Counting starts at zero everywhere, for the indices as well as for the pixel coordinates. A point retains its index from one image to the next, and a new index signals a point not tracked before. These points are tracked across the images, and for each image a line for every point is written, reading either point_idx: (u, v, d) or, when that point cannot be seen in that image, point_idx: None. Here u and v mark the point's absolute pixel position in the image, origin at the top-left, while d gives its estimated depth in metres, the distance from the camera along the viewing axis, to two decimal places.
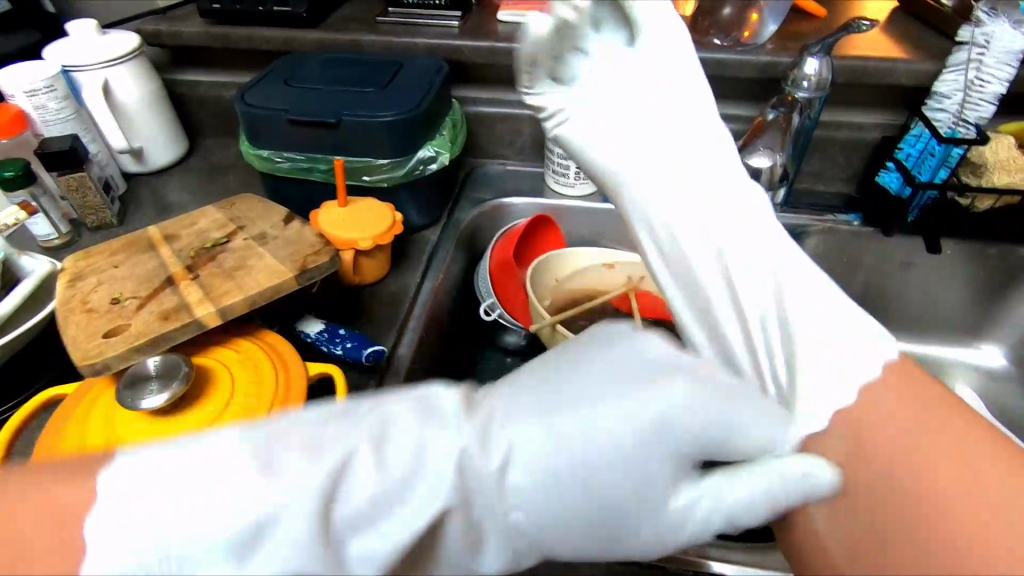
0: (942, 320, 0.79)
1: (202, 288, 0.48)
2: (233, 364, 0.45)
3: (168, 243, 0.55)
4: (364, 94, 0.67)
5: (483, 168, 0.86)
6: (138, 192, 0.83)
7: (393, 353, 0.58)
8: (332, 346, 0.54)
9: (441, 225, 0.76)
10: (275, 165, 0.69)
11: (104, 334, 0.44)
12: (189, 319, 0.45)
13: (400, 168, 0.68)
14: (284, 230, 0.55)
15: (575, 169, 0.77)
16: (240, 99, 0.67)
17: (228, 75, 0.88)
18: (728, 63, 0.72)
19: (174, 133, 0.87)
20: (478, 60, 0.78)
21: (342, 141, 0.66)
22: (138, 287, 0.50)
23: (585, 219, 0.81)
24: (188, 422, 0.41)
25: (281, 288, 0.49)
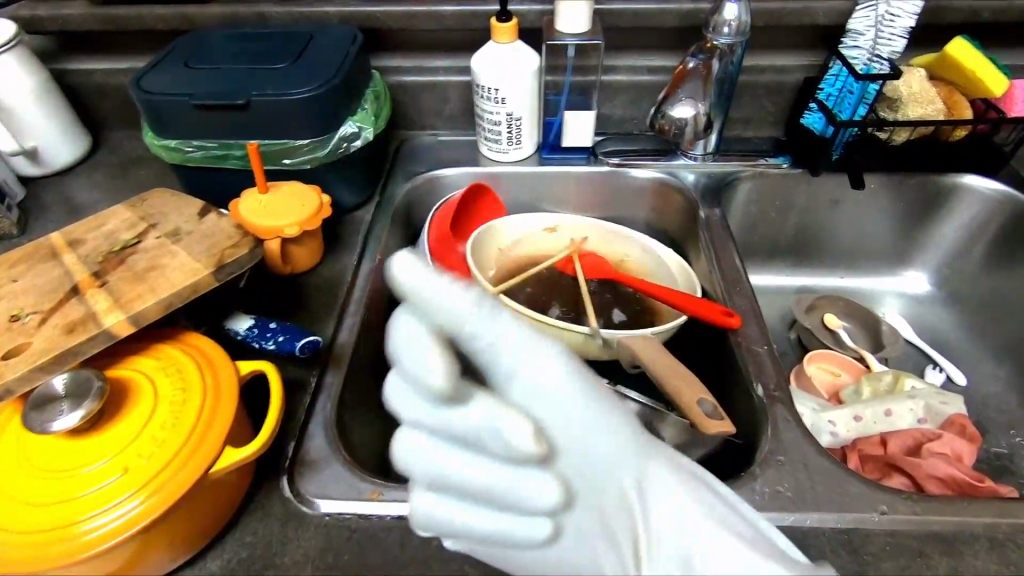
0: (869, 252, 0.83)
1: (111, 295, 0.44)
2: (156, 372, 0.42)
3: (72, 249, 0.54)
4: (272, 71, 0.63)
5: (412, 141, 0.83)
6: (41, 196, 0.77)
7: (334, 340, 0.57)
8: (264, 341, 0.51)
9: (374, 203, 0.73)
10: (186, 154, 0.64)
11: (3, 356, 0.39)
12: (98, 329, 0.40)
13: (322, 148, 0.64)
14: (198, 224, 0.53)
15: (506, 133, 0.75)
16: (136, 85, 0.62)
17: (125, 60, 0.81)
18: (650, 12, 0.71)
19: (74, 129, 0.80)
20: (394, 25, 0.74)
21: (256, 123, 0.62)
22: (40, 301, 0.46)
23: (524, 184, 0.80)
24: (108, 435, 0.38)
25: (199, 287, 0.44)
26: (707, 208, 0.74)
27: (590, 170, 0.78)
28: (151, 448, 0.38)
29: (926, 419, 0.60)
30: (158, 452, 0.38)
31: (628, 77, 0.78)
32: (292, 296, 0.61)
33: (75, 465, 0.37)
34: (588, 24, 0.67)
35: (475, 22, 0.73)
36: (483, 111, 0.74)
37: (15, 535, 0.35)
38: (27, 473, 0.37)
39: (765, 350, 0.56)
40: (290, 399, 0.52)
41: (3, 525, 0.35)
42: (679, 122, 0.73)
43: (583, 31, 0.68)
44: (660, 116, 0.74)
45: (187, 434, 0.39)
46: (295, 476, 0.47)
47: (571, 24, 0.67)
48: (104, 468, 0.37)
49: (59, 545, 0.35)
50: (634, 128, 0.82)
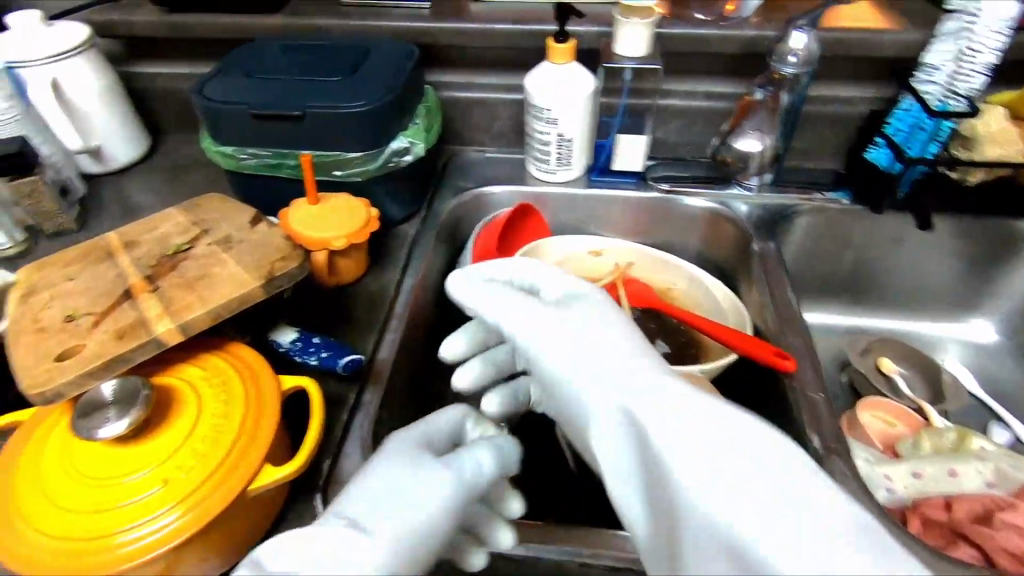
0: (931, 295, 0.79)
1: (162, 302, 0.44)
2: (201, 381, 0.42)
3: (127, 251, 0.55)
4: (330, 83, 0.63)
5: (460, 157, 0.83)
6: (100, 194, 0.79)
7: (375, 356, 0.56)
8: (306, 356, 0.52)
9: (420, 217, 0.73)
10: (240, 161, 0.65)
11: (56, 357, 0.40)
12: (148, 336, 0.40)
13: (372, 161, 0.64)
14: (249, 233, 0.53)
15: (556, 154, 0.74)
16: (197, 92, 0.63)
17: (188, 66, 0.84)
18: (711, 38, 0.69)
19: (135, 130, 0.82)
20: (450, 41, 0.74)
21: (310, 134, 0.62)
22: (94, 303, 0.46)
23: (570, 206, 0.79)
24: (151, 445, 0.38)
25: (247, 299, 0.44)
26: (761, 241, 0.71)
27: (639, 195, 0.76)
28: (193, 459, 0.38)
29: (994, 482, 0.56)
30: (198, 465, 0.37)
31: (683, 102, 0.76)
32: (333, 309, 0.61)
33: (118, 473, 0.37)
34: (647, 48, 0.66)
35: (529, 41, 0.73)
36: (533, 130, 0.73)
37: (58, 542, 0.35)
38: (72, 478, 0.37)
39: (821, 397, 0.53)
40: (328, 415, 0.51)
41: (47, 530, 0.35)
42: (745, 155, 0.73)
43: (642, 54, 0.66)
44: (724, 149, 0.74)
45: (227, 448, 0.38)
46: (329, 495, 0.46)
47: (628, 46, 0.65)
48: (145, 478, 0.37)
49: (99, 554, 0.35)
50: (687, 153, 0.80)
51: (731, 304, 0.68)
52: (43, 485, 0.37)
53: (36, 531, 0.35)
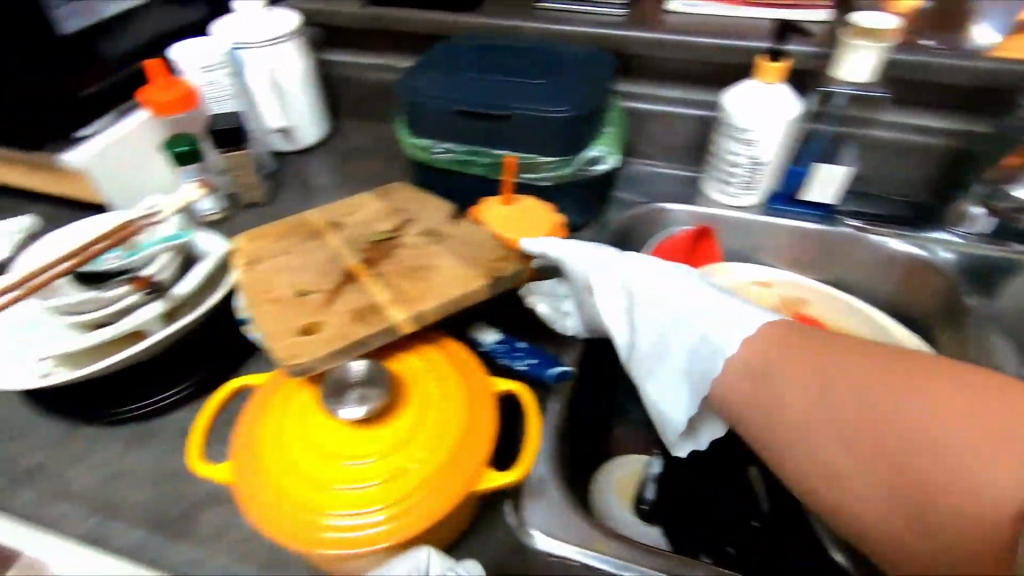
0: None
1: (389, 289, 0.45)
2: (421, 372, 0.42)
3: (335, 232, 0.58)
4: (533, 86, 0.63)
5: (628, 169, 0.81)
6: (285, 172, 0.84)
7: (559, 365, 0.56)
8: (513, 360, 0.51)
9: (592, 227, 0.72)
10: (433, 155, 0.67)
11: (301, 332, 0.41)
12: (385, 323, 0.41)
13: (565, 167, 0.64)
14: (455, 229, 0.54)
15: (742, 177, 0.70)
16: (406, 85, 0.65)
17: (375, 57, 0.87)
18: (944, 68, 0.63)
19: (322, 114, 0.87)
20: (644, 51, 0.72)
21: (510, 135, 0.62)
22: (319, 280, 0.48)
23: (745, 232, 0.74)
24: (382, 432, 0.39)
25: (471, 297, 0.44)
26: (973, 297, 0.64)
27: (825, 231, 0.71)
28: (425, 449, 0.38)
29: None
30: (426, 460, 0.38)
31: (891, 134, 0.70)
32: (511, 311, 0.61)
33: (353, 454, 0.38)
34: (873, 74, 0.61)
35: (730, 57, 0.70)
36: (722, 149, 0.70)
37: (305, 513, 0.37)
38: (313, 451, 0.38)
39: None
40: None
41: (293, 500, 0.37)
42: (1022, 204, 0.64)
43: (865, 80, 0.61)
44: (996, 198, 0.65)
45: (454, 445, 0.39)
46: (517, 504, 0.46)
47: (854, 69, 0.60)
48: (377, 464, 0.38)
49: (346, 530, 0.36)
50: (883, 190, 0.73)
51: None
52: (285, 454, 0.39)
53: (283, 498, 0.37)
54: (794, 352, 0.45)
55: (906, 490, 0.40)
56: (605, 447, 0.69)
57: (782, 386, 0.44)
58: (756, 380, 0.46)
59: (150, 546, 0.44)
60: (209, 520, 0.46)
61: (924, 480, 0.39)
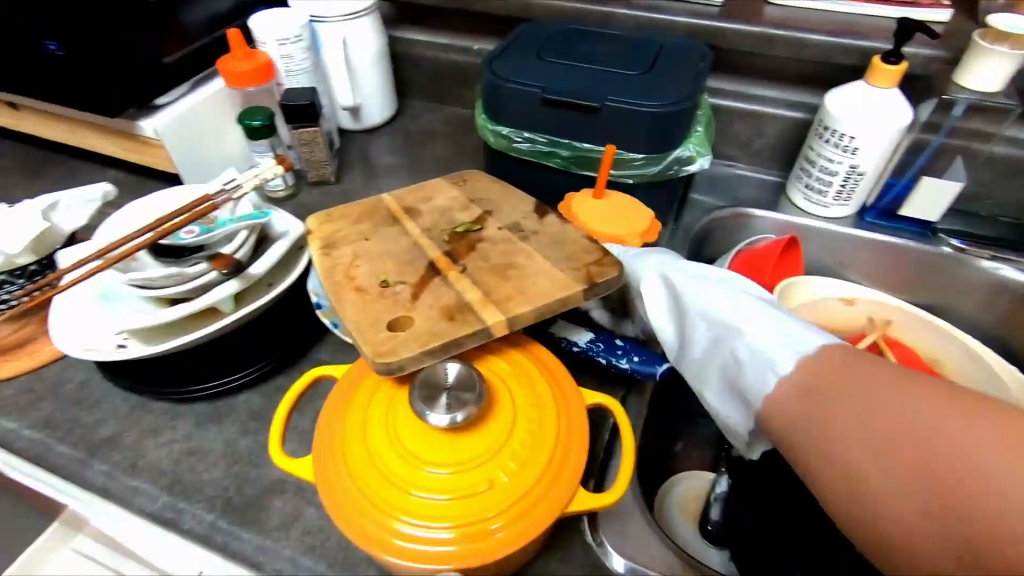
0: None
1: (479, 286, 0.43)
2: (512, 380, 0.40)
3: (412, 219, 0.56)
4: (624, 77, 0.60)
5: (708, 169, 0.77)
6: (351, 150, 0.83)
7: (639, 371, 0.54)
8: (615, 358, 0.47)
9: (669, 229, 0.69)
10: (511, 144, 0.64)
11: (390, 327, 0.39)
12: (479, 324, 0.39)
13: (651, 166, 0.60)
14: (541, 225, 0.51)
15: (837, 187, 0.66)
16: (490, 69, 0.62)
17: (449, 37, 0.84)
18: None
19: (390, 94, 0.85)
20: (740, 45, 0.68)
21: (596, 128, 0.59)
22: (402, 271, 0.46)
23: (832, 245, 0.70)
24: (470, 441, 0.37)
25: (566, 302, 0.41)
26: None
27: (920, 250, 0.66)
28: (518, 465, 0.36)
29: None
30: (515, 474, 0.36)
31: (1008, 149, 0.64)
32: None
33: (438, 462, 0.36)
34: (1001, 84, 0.56)
35: (835, 56, 0.65)
36: (818, 155, 0.65)
37: (391, 521, 0.35)
38: (400, 455, 0.36)
39: None
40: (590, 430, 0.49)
41: (379, 505, 0.35)
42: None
43: (992, 90, 0.56)
44: None
45: (548, 462, 0.37)
46: (597, 521, 0.43)
47: (981, 78, 0.55)
48: (464, 475, 0.36)
49: (433, 544, 0.34)
50: (990, 209, 0.68)
51: None
52: (370, 455, 0.37)
53: (368, 504, 0.35)
54: (855, 363, 0.37)
55: (933, 486, 0.31)
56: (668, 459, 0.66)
57: (825, 396, 0.36)
58: (800, 392, 0.38)
59: (219, 531, 0.43)
60: (278, 510, 0.44)
61: (961, 491, 0.30)
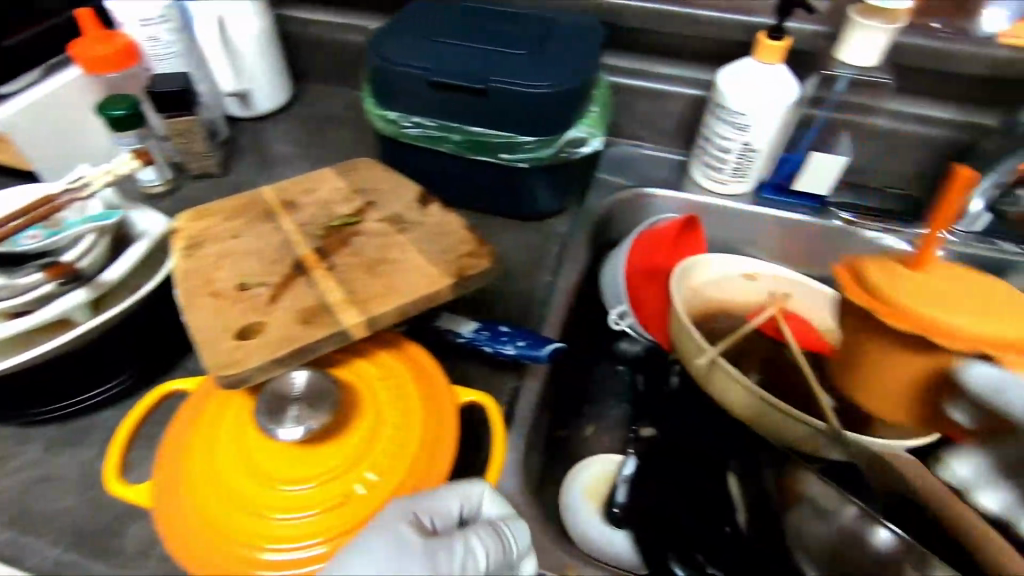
0: None
1: (344, 285, 0.40)
2: (377, 383, 0.38)
3: (289, 213, 0.52)
4: (512, 57, 0.57)
5: (614, 149, 0.76)
6: (241, 139, 0.77)
7: None
8: (499, 345, 0.46)
9: (571, 213, 0.68)
10: (402, 130, 0.61)
11: (238, 334, 0.36)
12: (335, 328, 0.36)
13: (546, 149, 0.58)
14: (422, 215, 0.49)
15: (733, 164, 0.66)
16: (373, 50, 0.58)
17: (344, 17, 0.79)
18: (956, 54, 0.59)
19: (284, 78, 0.79)
20: (636, 22, 0.66)
21: (487, 110, 0.57)
22: (265, 272, 0.43)
23: (733, 223, 0.71)
24: (329, 453, 0.34)
25: (434, 298, 0.39)
26: None
27: (813, 224, 0.68)
28: (374, 474, 0.34)
29: None
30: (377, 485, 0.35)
31: (892, 123, 0.66)
32: (480, 306, 0.57)
33: (294, 478, 0.34)
34: (878, 60, 0.56)
35: (728, 33, 0.64)
36: (715, 133, 0.65)
37: (230, 541, 0.32)
38: (244, 470, 0.34)
39: None
40: None
41: (218, 524, 0.33)
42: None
43: (872, 65, 0.57)
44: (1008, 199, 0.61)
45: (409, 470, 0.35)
46: None
47: (859, 54, 0.56)
48: (323, 490, 0.34)
49: (278, 563, 0.32)
50: (878, 182, 0.70)
51: None
52: (212, 471, 0.34)
53: (205, 525, 0.33)
54: None
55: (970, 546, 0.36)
56: (577, 444, 0.66)
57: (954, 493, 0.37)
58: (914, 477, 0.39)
59: (67, 564, 0.40)
60: (136, 535, 0.41)
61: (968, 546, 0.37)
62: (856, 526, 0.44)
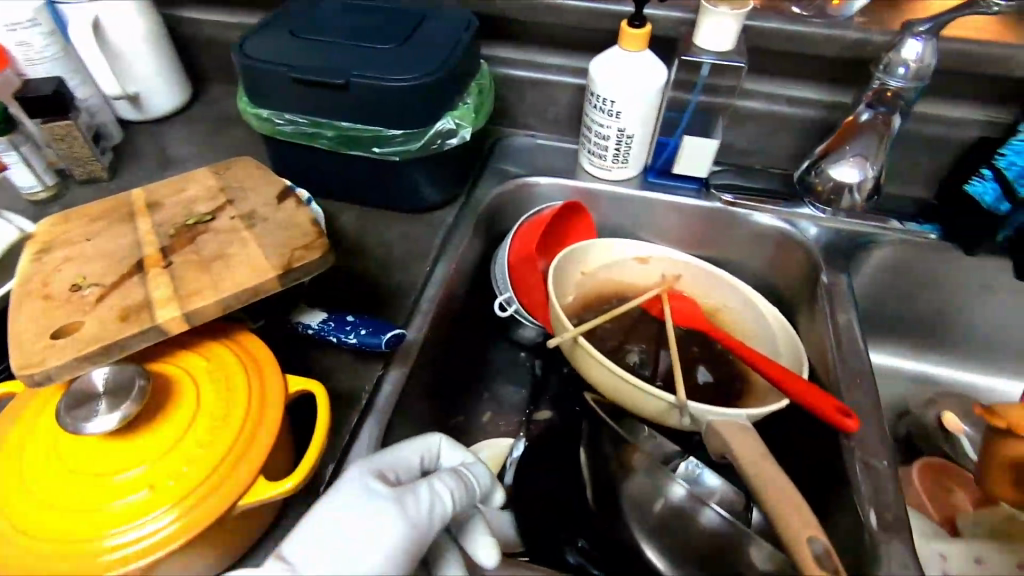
0: (1015, 350, 0.70)
1: (173, 281, 0.41)
2: (200, 374, 0.39)
3: (150, 214, 0.52)
4: (377, 51, 0.58)
5: (509, 140, 0.77)
6: (135, 142, 0.77)
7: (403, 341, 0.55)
8: (343, 334, 0.50)
9: (458, 204, 0.69)
10: (278, 127, 0.61)
11: (53, 335, 0.37)
12: (148, 324, 0.37)
13: (415, 141, 0.59)
14: (275, 211, 0.49)
15: (613, 150, 0.68)
16: (239, 48, 0.59)
17: (237, 17, 0.79)
18: (809, 37, 0.61)
19: (178, 80, 0.79)
20: (513, 14, 0.68)
21: (352, 105, 0.57)
22: (104, 272, 0.43)
23: (622, 208, 0.72)
24: (145, 444, 0.35)
25: (260, 290, 0.40)
26: (831, 273, 0.63)
27: (697, 206, 0.70)
28: (186, 463, 0.35)
29: None
30: (205, 456, 0.35)
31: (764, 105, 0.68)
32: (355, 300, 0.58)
33: (106, 472, 0.35)
34: (732, 43, 0.58)
35: (601, 22, 0.66)
36: (592, 121, 0.67)
37: (36, 537, 0.33)
38: (57, 467, 0.35)
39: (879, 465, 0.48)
40: (338, 416, 0.49)
41: (26, 521, 0.34)
42: (839, 184, 0.65)
43: (727, 49, 0.59)
44: (815, 172, 0.66)
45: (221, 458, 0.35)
46: None
47: (713, 40, 0.58)
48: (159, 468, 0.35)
49: (80, 558, 0.32)
50: (758, 162, 0.72)
51: (786, 334, 0.63)
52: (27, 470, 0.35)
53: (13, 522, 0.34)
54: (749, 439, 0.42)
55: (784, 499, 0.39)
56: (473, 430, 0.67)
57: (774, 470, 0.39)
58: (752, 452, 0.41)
59: None
60: None
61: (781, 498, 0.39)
62: (684, 500, 0.44)
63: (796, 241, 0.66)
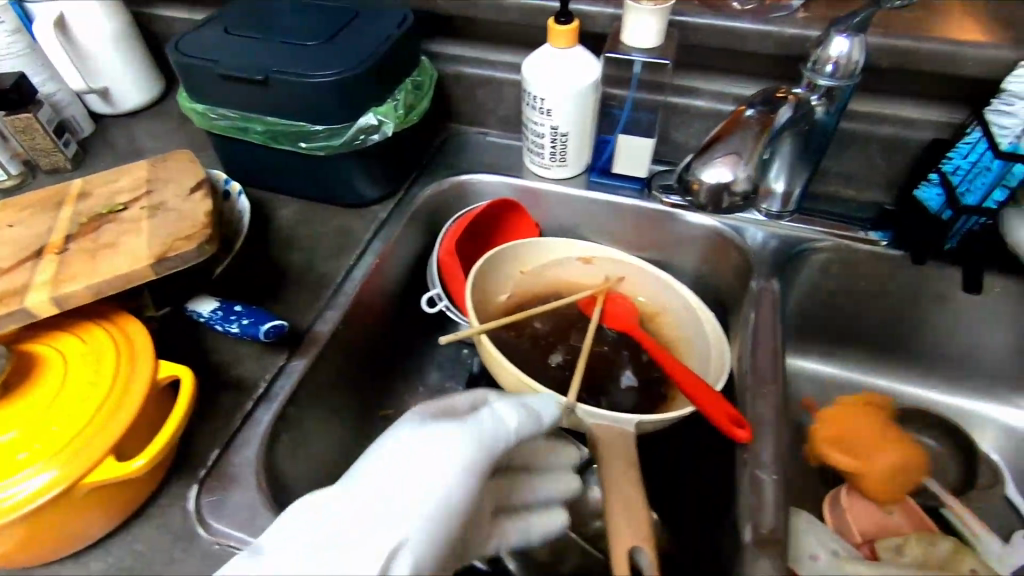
0: (973, 365, 0.66)
1: (59, 265, 0.43)
2: (71, 356, 0.41)
3: (76, 202, 0.53)
4: (302, 47, 0.59)
5: (459, 137, 0.77)
6: (104, 134, 0.81)
7: (311, 333, 0.56)
8: (226, 324, 0.52)
9: (396, 200, 0.70)
10: (212, 121, 0.63)
11: None
12: (17, 306, 0.40)
13: (338, 137, 0.60)
14: (182, 202, 0.51)
15: (550, 148, 0.67)
16: (173, 44, 0.60)
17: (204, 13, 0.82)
18: (745, 34, 0.59)
19: (148, 75, 0.82)
20: (453, 10, 0.68)
21: (275, 100, 0.58)
22: (7, 256, 0.46)
23: (564, 206, 0.71)
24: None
25: (134, 278, 0.42)
26: (762, 278, 0.61)
27: (638, 206, 0.67)
28: (34, 441, 0.37)
29: None
30: (58, 434, 0.37)
31: (709, 103, 0.66)
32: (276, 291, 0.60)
33: None
34: (659, 39, 0.56)
35: (538, 18, 0.65)
36: (528, 119, 0.66)
37: None
38: None
39: (771, 479, 0.47)
40: (233, 403, 0.50)
41: None
42: (713, 186, 0.62)
43: (653, 46, 0.57)
44: (688, 171, 0.63)
45: (67, 439, 0.37)
46: (204, 488, 0.45)
47: (638, 38, 0.56)
48: (12, 440, 0.37)
49: None
50: None
51: (715, 338, 0.61)
52: None
53: None
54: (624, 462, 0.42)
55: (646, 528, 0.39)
56: None
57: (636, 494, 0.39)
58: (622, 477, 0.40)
59: None
60: None
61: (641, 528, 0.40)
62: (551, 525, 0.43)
63: (734, 245, 0.64)
